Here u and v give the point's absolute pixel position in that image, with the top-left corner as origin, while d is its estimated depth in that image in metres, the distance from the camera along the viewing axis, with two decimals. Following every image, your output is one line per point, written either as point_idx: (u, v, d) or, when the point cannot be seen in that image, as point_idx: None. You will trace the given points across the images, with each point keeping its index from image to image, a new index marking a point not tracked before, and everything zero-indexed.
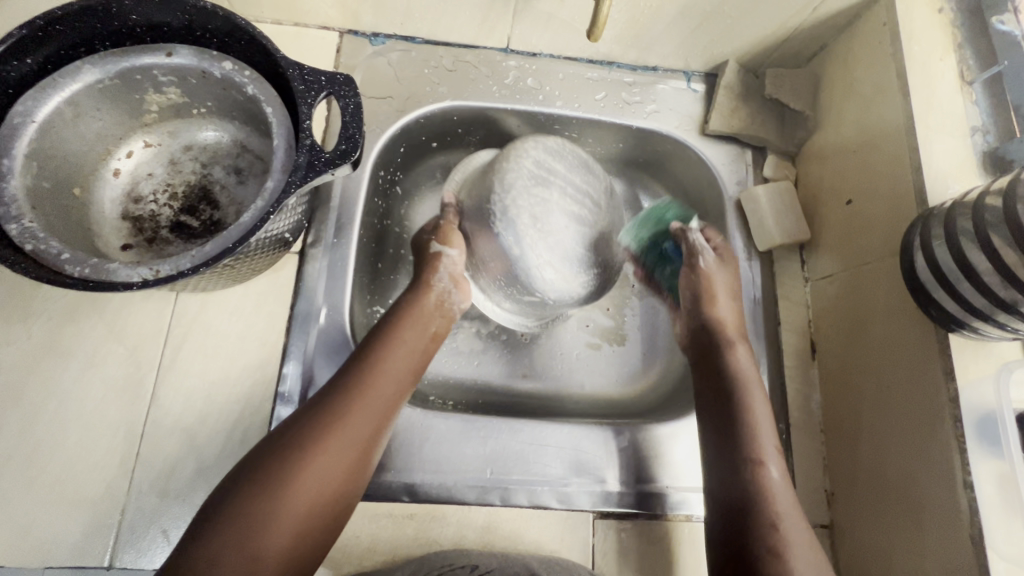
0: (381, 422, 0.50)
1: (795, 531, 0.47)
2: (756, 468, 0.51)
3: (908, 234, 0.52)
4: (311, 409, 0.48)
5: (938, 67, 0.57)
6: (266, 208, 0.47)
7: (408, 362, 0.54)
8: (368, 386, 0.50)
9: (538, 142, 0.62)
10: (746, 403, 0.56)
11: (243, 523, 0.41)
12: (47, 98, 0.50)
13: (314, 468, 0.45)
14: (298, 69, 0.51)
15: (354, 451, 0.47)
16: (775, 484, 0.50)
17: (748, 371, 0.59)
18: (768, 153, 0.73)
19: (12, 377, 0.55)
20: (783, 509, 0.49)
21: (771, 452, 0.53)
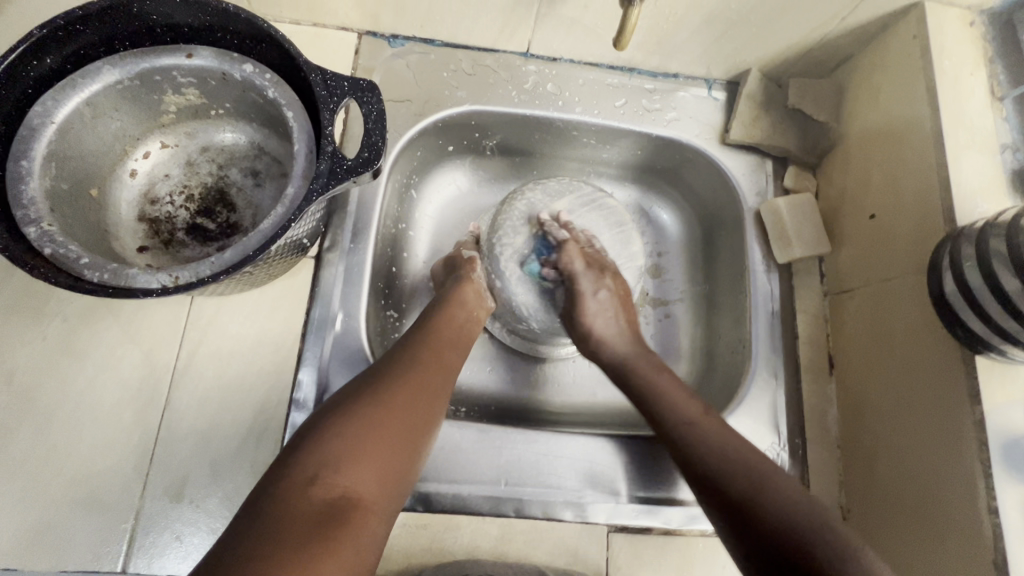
0: (443, 386, 0.53)
1: (783, 488, 0.44)
2: (720, 461, 0.47)
3: (937, 252, 0.51)
4: (378, 371, 0.50)
5: (968, 82, 0.56)
6: (288, 215, 0.47)
7: (456, 337, 0.58)
8: (427, 353, 0.54)
9: (538, 184, 0.68)
10: (651, 385, 0.55)
11: (333, 461, 0.42)
12: (67, 98, 0.50)
13: (392, 415, 0.46)
14: (320, 74, 0.50)
15: (426, 407, 0.49)
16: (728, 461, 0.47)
17: (645, 362, 0.58)
18: (789, 164, 0.72)
19: (28, 379, 0.55)
20: (759, 469, 0.46)
21: (687, 412, 0.52)
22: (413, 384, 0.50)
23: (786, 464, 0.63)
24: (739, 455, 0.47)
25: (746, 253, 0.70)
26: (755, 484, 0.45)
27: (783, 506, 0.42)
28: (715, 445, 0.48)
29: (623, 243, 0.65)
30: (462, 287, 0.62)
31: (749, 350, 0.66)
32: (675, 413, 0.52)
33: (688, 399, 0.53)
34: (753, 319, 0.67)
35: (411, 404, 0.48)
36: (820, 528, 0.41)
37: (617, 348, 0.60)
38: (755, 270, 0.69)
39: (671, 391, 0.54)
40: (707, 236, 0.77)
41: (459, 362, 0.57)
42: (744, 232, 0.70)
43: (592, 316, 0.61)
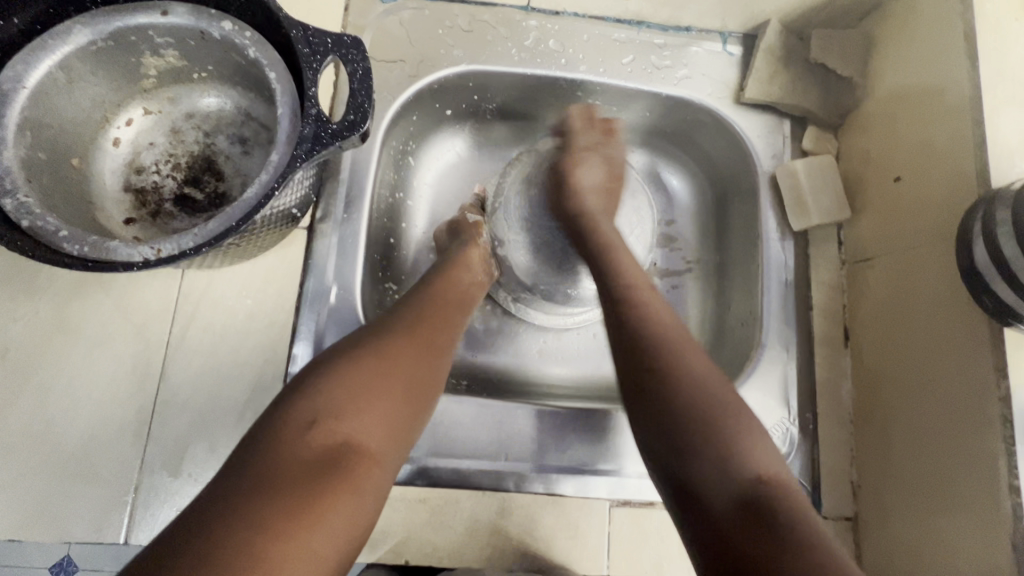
0: (447, 343, 0.51)
1: (696, 368, 0.42)
2: (649, 329, 0.45)
3: (968, 217, 0.47)
4: (380, 324, 0.49)
5: (1013, 27, 0.51)
6: (271, 183, 0.44)
7: (461, 294, 0.56)
8: (431, 308, 0.52)
9: (545, 146, 0.65)
10: (648, 317, 0.46)
11: (331, 408, 0.41)
12: (38, 62, 0.47)
13: (394, 368, 0.45)
14: (302, 30, 0.47)
15: (429, 363, 0.48)
16: (705, 381, 0.42)
17: (646, 286, 0.50)
18: (809, 124, 0.67)
19: (22, 354, 0.54)
20: (688, 352, 0.44)
21: (658, 308, 0.48)
22: (416, 338, 0.48)
23: (795, 439, 0.61)
24: (675, 348, 0.44)
25: (760, 220, 0.66)
26: (669, 360, 0.43)
27: (695, 392, 0.41)
28: (653, 324, 0.46)
29: (578, 156, 0.60)
30: (466, 248, 0.60)
31: (760, 322, 0.64)
32: (635, 323, 0.46)
33: (671, 316, 0.47)
34: (765, 290, 0.64)
35: (413, 358, 0.47)
36: (738, 427, 0.39)
37: (583, 204, 0.58)
38: (768, 237, 0.65)
39: (629, 271, 0.51)
40: (718, 202, 0.73)
41: (463, 321, 0.55)
42: (758, 197, 0.67)
43: (580, 164, 0.60)
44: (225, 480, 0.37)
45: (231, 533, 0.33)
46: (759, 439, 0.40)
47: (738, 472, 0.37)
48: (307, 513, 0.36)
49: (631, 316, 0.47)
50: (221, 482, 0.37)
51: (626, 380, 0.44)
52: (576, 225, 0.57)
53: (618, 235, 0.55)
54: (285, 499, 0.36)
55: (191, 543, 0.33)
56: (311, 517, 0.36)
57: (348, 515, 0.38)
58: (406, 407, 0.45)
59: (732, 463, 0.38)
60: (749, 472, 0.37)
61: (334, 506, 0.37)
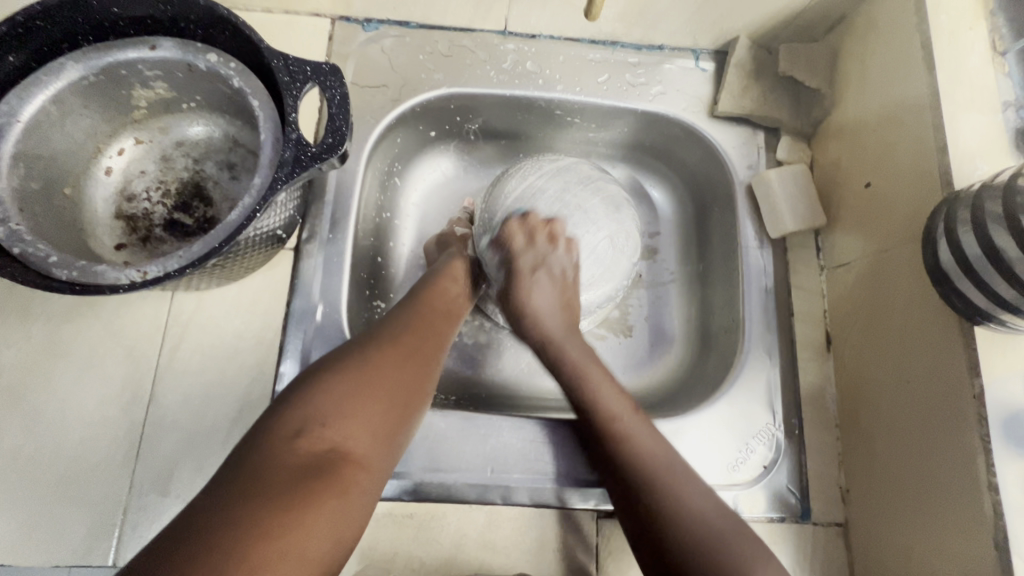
0: (433, 355, 0.52)
1: (688, 504, 0.45)
2: (603, 415, 0.52)
3: (933, 219, 0.48)
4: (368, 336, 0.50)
5: (968, 37, 0.52)
6: (253, 205, 0.46)
7: (449, 307, 0.57)
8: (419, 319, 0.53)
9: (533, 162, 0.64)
10: (595, 396, 0.53)
11: (319, 413, 0.42)
12: (32, 96, 0.49)
13: (380, 377, 0.46)
14: (282, 60, 0.49)
15: (415, 372, 0.49)
16: (660, 472, 0.47)
17: (623, 407, 0.52)
18: (782, 134, 0.69)
19: (15, 378, 0.55)
20: (672, 477, 0.47)
21: (647, 441, 0.50)
22: (404, 349, 0.49)
23: (782, 445, 0.61)
24: (621, 425, 0.51)
25: (738, 229, 0.67)
26: (668, 505, 0.45)
27: (645, 459, 0.48)
28: (644, 453, 0.49)
29: (525, 282, 0.59)
30: (452, 262, 0.62)
31: (743, 329, 0.64)
32: (596, 412, 0.52)
33: (652, 436, 0.50)
34: (746, 298, 0.65)
35: (399, 367, 0.48)
36: (736, 552, 0.43)
37: (547, 327, 0.58)
38: (747, 246, 0.66)
39: (620, 412, 0.52)
40: (699, 213, 0.74)
41: (452, 332, 0.56)
42: (736, 207, 0.68)
43: (533, 291, 0.59)
44: (211, 487, 0.37)
45: (216, 535, 0.34)
46: (756, 571, 0.42)
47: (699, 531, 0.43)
48: (294, 514, 0.36)
49: (625, 453, 0.49)
50: (208, 488, 0.37)
51: (626, 507, 0.47)
52: (512, 313, 0.60)
53: (606, 379, 0.55)
54: (274, 503, 0.36)
55: (179, 544, 0.33)
56: (300, 521, 0.36)
57: (336, 520, 0.38)
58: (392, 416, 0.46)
59: (684, 518, 0.44)
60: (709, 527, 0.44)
61: (321, 509, 0.38)
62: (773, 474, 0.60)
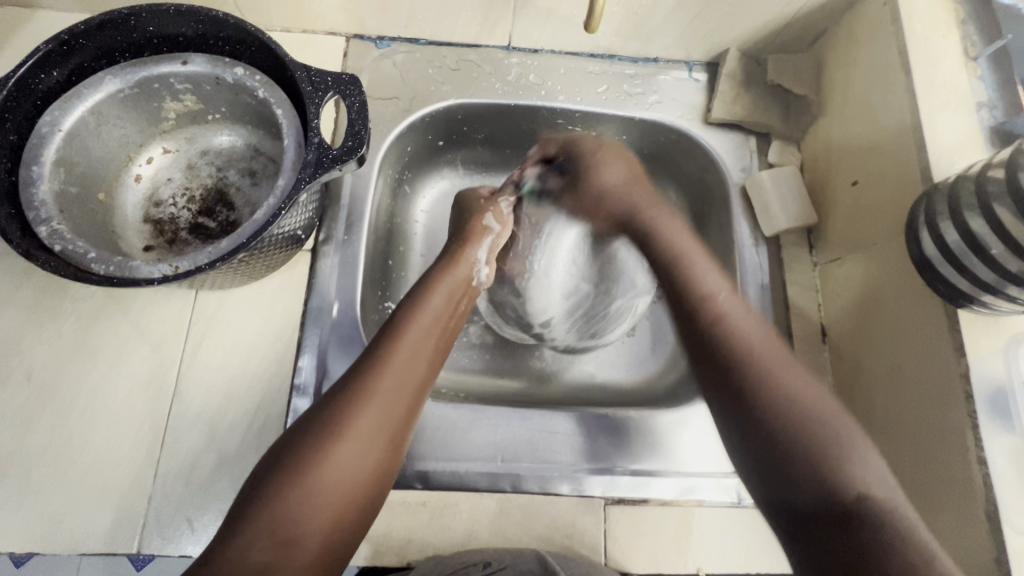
0: (408, 408, 0.47)
1: (794, 392, 0.43)
2: (737, 339, 0.47)
3: (914, 211, 0.52)
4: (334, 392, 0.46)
5: (941, 44, 0.56)
6: (278, 204, 0.49)
7: (433, 341, 0.51)
8: (392, 363, 0.47)
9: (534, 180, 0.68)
10: (720, 317, 0.49)
11: (268, 517, 0.40)
12: (72, 108, 0.53)
13: (337, 457, 0.42)
14: (305, 71, 0.53)
15: (382, 436, 0.45)
16: (796, 395, 0.43)
17: (757, 331, 0.48)
18: (773, 139, 0.73)
19: (45, 374, 0.58)
20: (777, 364, 0.45)
21: (751, 329, 0.48)
22: (370, 411, 0.44)
23: None
24: (750, 346, 0.47)
25: (733, 229, 0.70)
26: (763, 389, 0.44)
27: (791, 400, 0.43)
28: (740, 329, 0.48)
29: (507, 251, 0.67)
30: (439, 281, 0.56)
31: None
32: (691, 291, 0.52)
33: (750, 321, 0.49)
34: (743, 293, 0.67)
35: (362, 437, 0.44)
36: (832, 439, 0.41)
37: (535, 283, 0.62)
38: (742, 244, 0.69)
39: (718, 287, 0.51)
40: (697, 215, 0.78)
41: (434, 368, 0.51)
42: (731, 208, 0.71)
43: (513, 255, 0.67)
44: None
45: None
46: (856, 454, 0.40)
47: (838, 483, 0.39)
48: None
49: (717, 332, 0.48)
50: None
51: (710, 370, 0.47)
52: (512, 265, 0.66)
53: (703, 254, 0.55)
54: None
55: None
56: None
57: None
58: (357, 491, 0.43)
59: (826, 466, 0.40)
60: (850, 485, 0.39)
61: None
62: None
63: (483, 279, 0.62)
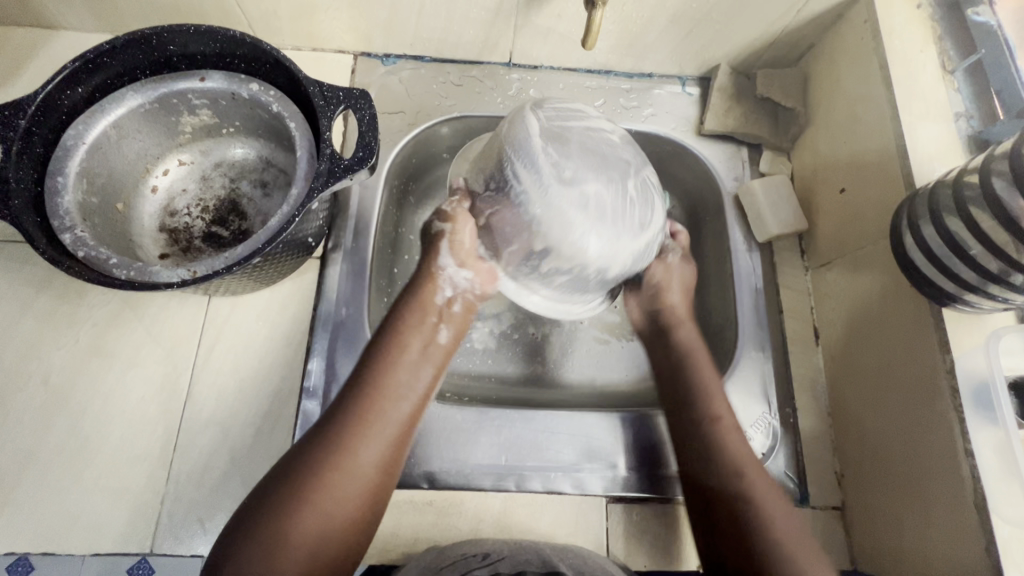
0: (380, 463, 0.47)
1: (762, 488, 0.49)
2: (703, 405, 0.56)
3: (897, 216, 0.54)
4: (310, 445, 0.46)
5: (920, 58, 0.59)
6: (292, 212, 0.52)
7: (415, 389, 0.51)
8: (370, 418, 0.48)
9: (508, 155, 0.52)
10: (700, 395, 0.56)
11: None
12: (96, 122, 0.56)
13: (301, 517, 0.43)
14: (318, 87, 0.56)
15: (352, 493, 0.45)
16: (749, 474, 0.50)
17: (710, 406, 0.56)
18: (764, 149, 0.76)
19: (62, 378, 0.60)
20: (757, 478, 0.50)
21: (743, 445, 0.53)
22: (342, 470, 0.45)
23: (778, 432, 0.64)
24: (709, 418, 0.55)
25: (728, 235, 0.73)
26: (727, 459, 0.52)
27: (727, 458, 0.52)
28: (734, 448, 0.53)
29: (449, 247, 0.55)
30: (419, 312, 0.54)
31: (736, 326, 0.69)
32: (684, 355, 0.60)
33: (745, 442, 0.53)
34: (738, 297, 0.70)
35: (333, 498, 0.44)
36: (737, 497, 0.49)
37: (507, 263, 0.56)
38: (736, 250, 0.72)
39: (719, 410, 0.55)
40: (692, 223, 0.80)
41: (417, 416, 0.51)
42: (725, 215, 0.74)
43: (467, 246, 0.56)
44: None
45: None
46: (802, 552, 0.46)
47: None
48: None
49: (720, 453, 0.52)
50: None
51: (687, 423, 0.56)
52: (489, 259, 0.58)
53: (712, 369, 0.59)
54: None
55: None
56: None
57: None
58: (327, 550, 0.43)
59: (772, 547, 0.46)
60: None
61: None
62: (771, 460, 0.63)
63: (464, 285, 0.56)
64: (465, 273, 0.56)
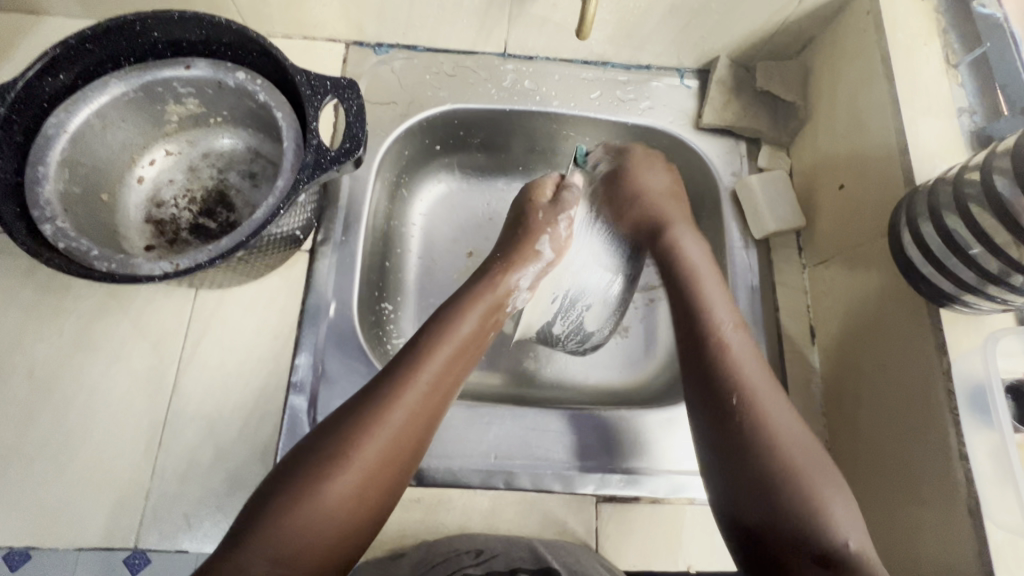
0: (417, 425, 0.47)
1: (746, 368, 0.48)
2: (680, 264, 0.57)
3: (897, 213, 0.53)
4: (353, 405, 0.47)
5: (923, 52, 0.58)
6: (277, 204, 0.50)
7: (451, 376, 0.51)
8: (407, 394, 0.48)
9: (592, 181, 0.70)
10: (677, 247, 0.59)
11: (276, 527, 0.41)
12: (78, 111, 0.55)
13: (356, 459, 0.44)
14: (305, 76, 0.54)
15: (393, 454, 0.46)
16: (745, 372, 0.48)
17: (703, 266, 0.57)
18: (762, 144, 0.74)
19: (47, 371, 0.59)
20: (757, 383, 0.48)
21: (750, 363, 0.49)
22: (377, 437, 0.45)
23: None
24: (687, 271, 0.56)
25: (724, 231, 0.72)
26: (718, 342, 0.50)
27: (733, 368, 0.48)
28: (744, 374, 0.48)
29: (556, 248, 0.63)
30: (470, 301, 0.56)
31: None
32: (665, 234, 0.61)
33: (751, 355, 0.49)
34: (733, 294, 0.69)
35: (367, 469, 0.44)
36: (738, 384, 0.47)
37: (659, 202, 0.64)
38: (733, 246, 0.70)
39: (725, 321, 0.52)
40: None
41: (444, 405, 0.50)
42: (722, 211, 0.73)
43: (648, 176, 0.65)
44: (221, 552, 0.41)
45: None
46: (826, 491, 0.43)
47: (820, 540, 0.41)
48: None
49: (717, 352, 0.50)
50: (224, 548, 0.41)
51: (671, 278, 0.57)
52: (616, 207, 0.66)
53: (711, 273, 0.56)
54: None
55: None
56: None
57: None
58: (351, 520, 0.43)
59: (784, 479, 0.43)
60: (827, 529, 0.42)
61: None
62: None
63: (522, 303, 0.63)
64: (526, 294, 0.62)
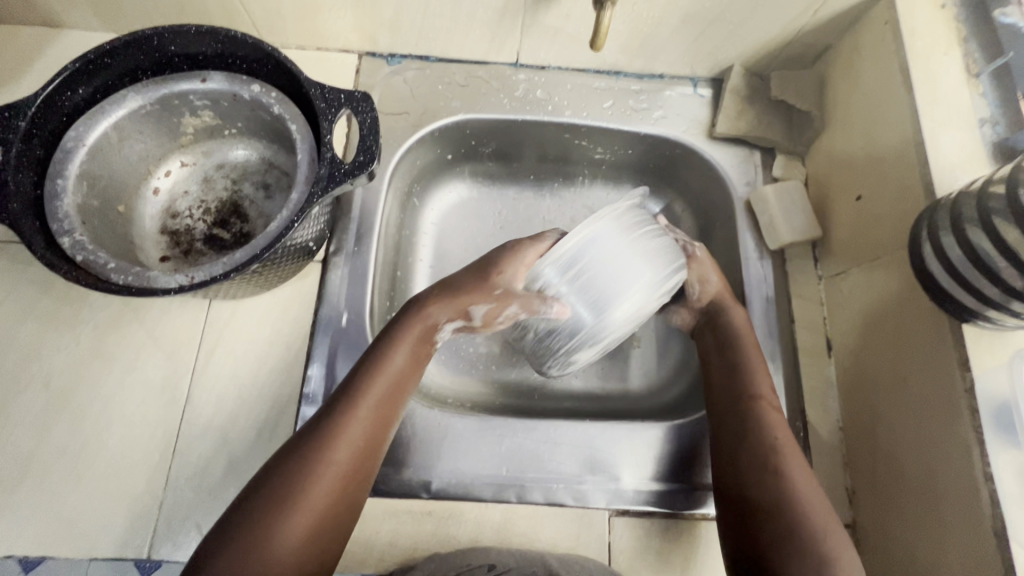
0: (355, 469, 0.47)
1: (776, 437, 0.52)
2: (733, 333, 0.60)
3: (917, 225, 0.52)
4: (288, 456, 0.46)
5: (942, 61, 0.57)
6: (292, 216, 0.51)
7: (385, 413, 0.50)
8: (343, 439, 0.47)
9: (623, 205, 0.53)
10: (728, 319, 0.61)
11: None
12: (96, 124, 0.55)
13: (295, 514, 0.43)
14: (319, 89, 0.55)
15: (333, 503, 0.45)
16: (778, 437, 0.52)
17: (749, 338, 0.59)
18: (777, 153, 0.74)
19: (63, 381, 0.60)
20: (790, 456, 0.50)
21: (777, 431, 0.52)
22: (314, 489, 0.44)
23: None
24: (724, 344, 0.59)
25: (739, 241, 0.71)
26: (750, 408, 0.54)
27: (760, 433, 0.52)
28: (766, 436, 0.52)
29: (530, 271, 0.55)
30: (403, 333, 0.54)
31: None
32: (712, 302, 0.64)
33: (782, 426, 0.52)
34: (748, 306, 0.68)
35: (308, 521, 0.43)
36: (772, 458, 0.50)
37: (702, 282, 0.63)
38: (747, 257, 0.70)
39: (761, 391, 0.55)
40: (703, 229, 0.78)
41: (382, 442, 0.50)
42: (736, 221, 0.72)
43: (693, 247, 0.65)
44: None
45: None
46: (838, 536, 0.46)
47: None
48: None
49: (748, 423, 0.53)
50: None
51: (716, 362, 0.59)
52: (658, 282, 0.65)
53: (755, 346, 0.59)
54: None
55: None
56: None
57: None
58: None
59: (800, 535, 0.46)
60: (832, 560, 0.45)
61: None
62: None
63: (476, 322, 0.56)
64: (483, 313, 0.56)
